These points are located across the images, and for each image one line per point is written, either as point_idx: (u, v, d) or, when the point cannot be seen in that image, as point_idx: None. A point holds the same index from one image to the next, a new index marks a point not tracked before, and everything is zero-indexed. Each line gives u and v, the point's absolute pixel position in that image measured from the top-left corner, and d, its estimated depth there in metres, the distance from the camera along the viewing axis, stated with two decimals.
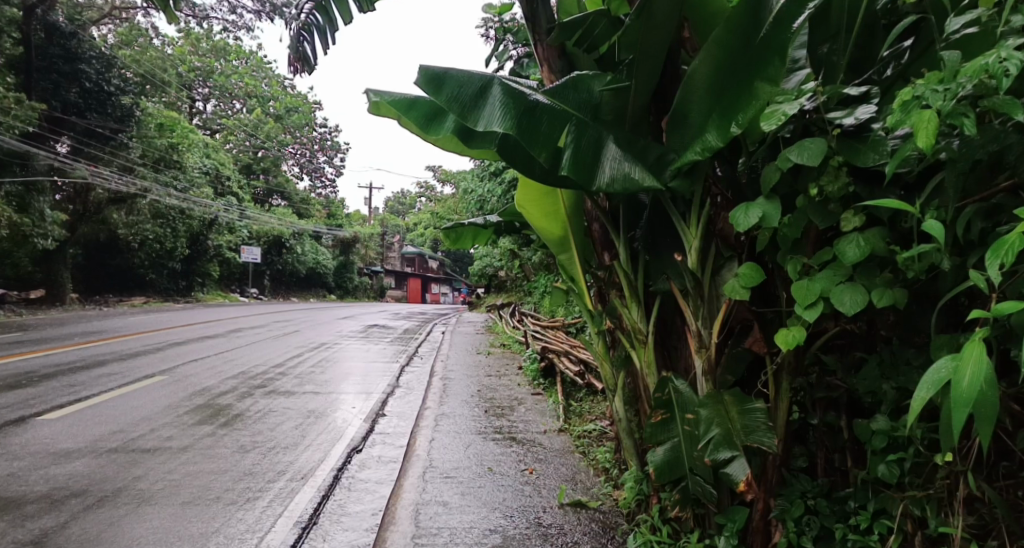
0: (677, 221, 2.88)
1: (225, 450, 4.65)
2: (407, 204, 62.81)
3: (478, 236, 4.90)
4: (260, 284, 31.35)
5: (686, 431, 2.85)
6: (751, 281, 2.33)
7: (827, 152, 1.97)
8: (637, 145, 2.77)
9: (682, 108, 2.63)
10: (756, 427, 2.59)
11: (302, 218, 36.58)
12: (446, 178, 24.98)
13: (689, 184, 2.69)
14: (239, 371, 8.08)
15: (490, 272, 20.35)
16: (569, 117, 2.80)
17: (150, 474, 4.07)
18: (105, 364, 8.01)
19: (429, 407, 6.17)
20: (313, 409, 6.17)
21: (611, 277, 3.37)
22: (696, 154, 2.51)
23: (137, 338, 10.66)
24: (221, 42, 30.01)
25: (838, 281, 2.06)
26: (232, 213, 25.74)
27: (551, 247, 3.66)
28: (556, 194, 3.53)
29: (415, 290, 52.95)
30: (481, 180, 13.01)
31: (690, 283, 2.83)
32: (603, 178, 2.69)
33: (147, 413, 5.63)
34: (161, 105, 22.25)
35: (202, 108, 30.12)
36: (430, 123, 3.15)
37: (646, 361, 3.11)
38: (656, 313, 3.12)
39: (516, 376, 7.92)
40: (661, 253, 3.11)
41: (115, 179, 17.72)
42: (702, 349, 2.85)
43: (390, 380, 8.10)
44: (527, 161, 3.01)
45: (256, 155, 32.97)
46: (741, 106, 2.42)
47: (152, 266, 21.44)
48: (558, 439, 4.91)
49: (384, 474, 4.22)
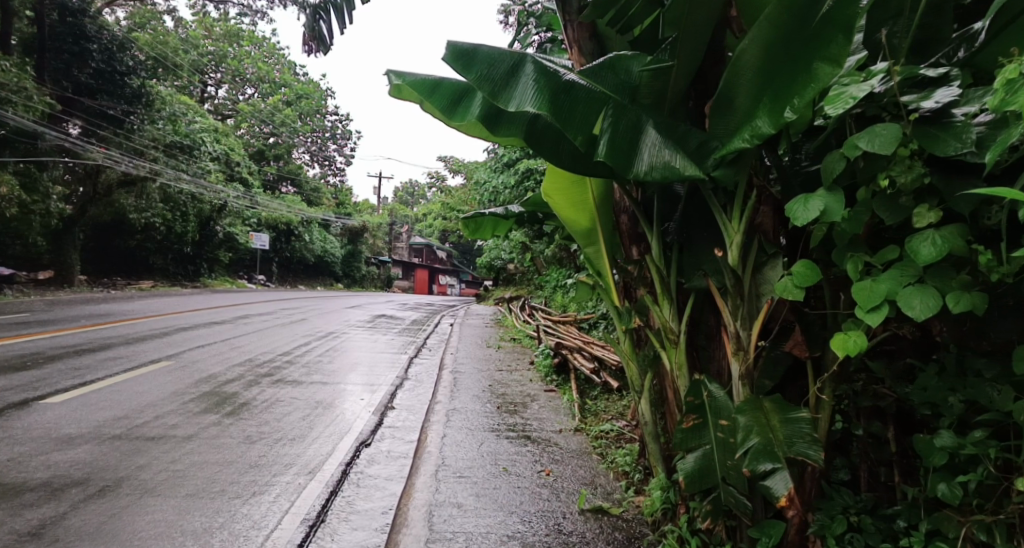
0: (717, 214, 2.70)
1: (231, 440, 4.51)
2: (417, 195, 62.57)
3: (498, 226, 4.72)
4: (268, 271, 31.41)
5: (720, 439, 2.68)
6: (805, 280, 2.15)
7: (902, 138, 1.78)
8: (678, 131, 2.58)
9: (728, 91, 2.45)
10: (798, 435, 2.42)
11: (312, 206, 36.52)
12: (457, 169, 24.78)
13: (735, 173, 2.50)
14: (246, 358, 7.96)
15: (499, 265, 20.19)
16: (606, 99, 2.61)
17: (153, 463, 3.94)
18: (111, 347, 7.92)
19: (440, 401, 6.02)
20: (320, 399, 6.03)
21: (640, 273, 3.19)
22: (744, 142, 2.33)
23: (143, 322, 10.57)
24: (233, 28, 29.86)
25: (906, 282, 1.88)
26: (241, 199, 25.69)
27: (577, 239, 3.48)
28: (584, 182, 3.35)
29: (422, 281, 52.81)
30: (493, 171, 12.84)
31: (730, 281, 2.65)
32: (641, 167, 2.50)
33: (152, 399, 5.51)
34: (172, 86, 22.17)
35: (214, 93, 30.05)
36: (454, 107, 2.97)
37: (677, 363, 2.93)
38: (690, 312, 2.95)
39: (528, 372, 7.77)
40: (696, 248, 2.94)
41: (124, 162, 17.60)
42: (739, 352, 2.66)
43: (399, 372, 7.96)
44: (557, 147, 2.82)
45: (267, 142, 32.92)
46: (795, 90, 2.22)
47: (161, 250, 21.45)
48: (574, 439, 4.75)
49: (394, 471, 4.09)
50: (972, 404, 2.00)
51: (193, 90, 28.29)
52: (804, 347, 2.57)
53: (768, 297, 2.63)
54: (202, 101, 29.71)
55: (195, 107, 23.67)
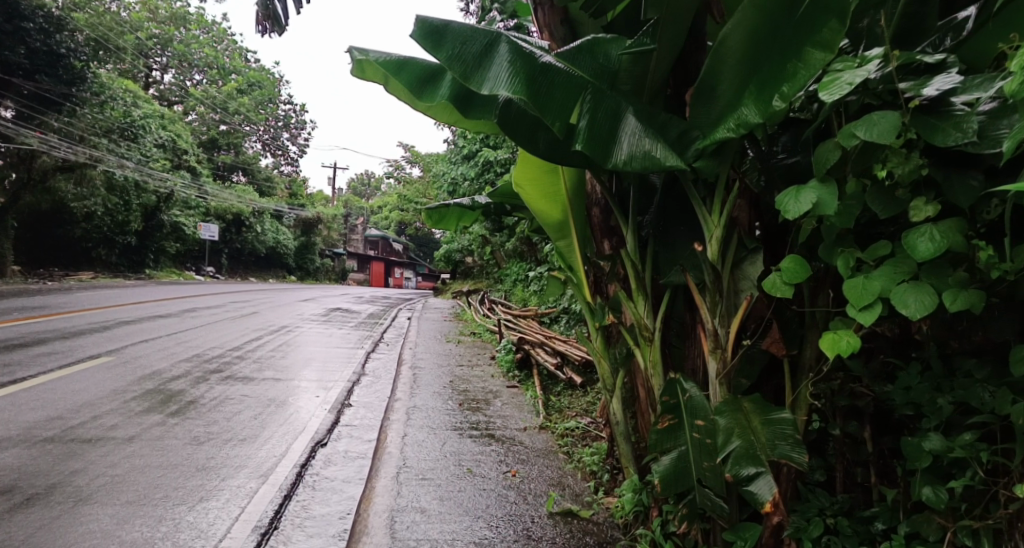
0: (697, 206, 2.58)
1: (177, 441, 4.15)
2: (371, 186, 61.20)
3: (463, 218, 4.51)
4: (217, 263, 30.02)
5: (695, 440, 2.58)
6: (796, 276, 2.06)
7: (900, 127, 1.70)
8: (658, 119, 2.44)
9: (712, 78, 2.32)
10: (777, 434, 2.35)
11: (265, 196, 35.13)
12: (416, 161, 24.30)
13: (717, 164, 2.38)
14: (193, 354, 7.47)
15: (457, 259, 19.91)
16: (586, 84, 2.44)
17: (91, 467, 3.54)
18: (43, 342, 7.28)
19: (399, 398, 5.77)
20: (273, 397, 5.70)
21: (614, 268, 3.05)
22: (727, 133, 2.21)
23: (80, 315, 9.82)
24: (181, 10, 28.31)
25: (899, 280, 1.81)
26: (188, 189, 24.46)
27: (549, 233, 3.31)
28: (556, 171, 3.18)
29: (378, 274, 51.65)
30: (453, 163, 12.57)
31: (710, 277, 2.55)
32: (620, 155, 2.35)
33: (89, 398, 5.05)
34: (113, 66, 20.79)
35: (159, 77, 28.41)
36: (421, 88, 2.75)
37: (651, 361, 2.82)
38: (665, 308, 2.84)
39: (489, 368, 7.58)
40: (673, 242, 2.83)
41: (62, 148, 16.34)
42: (717, 351, 2.56)
43: (355, 367, 7.65)
44: (533, 135, 2.65)
45: (219, 129, 31.48)
46: (784, 76, 2.11)
47: (101, 240, 20.17)
48: (539, 437, 4.60)
49: (352, 473, 3.85)
50: (960, 405, 1.98)
51: (137, 72, 26.67)
52: (781, 345, 2.51)
53: (746, 294, 2.54)
54: (147, 85, 28.06)
55: (137, 90, 22.32)
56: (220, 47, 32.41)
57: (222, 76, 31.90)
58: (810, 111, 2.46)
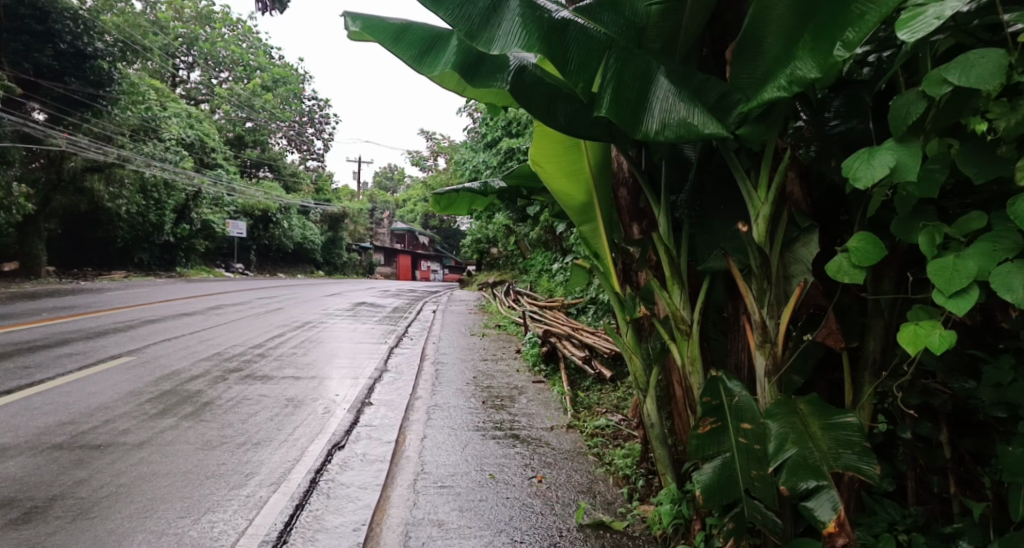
0: (739, 179, 2.23)
1: (188, 446, 4.03)
2: (396, 179, 61.22)
3: (475, 203, 4.22)
4: (246, 260, 30.38)
5: (741, 445, 2.28)
6: (868, 257, 1.73)
7: (1007, 68, 1.35)
8: (693, 80, 2.11)
9: (757, 29, 1.98)
10: (841, 442, 2.01)
11: (292, 191, 35.35)
12: (439, 152, 24.06)
13: (763, 131, 2.05)
14: (214, 352, 7.41)
15: (484, 248, 19.73)
16: (610, 42, 2.12)
17: (95, 477, 3.44)
18: (68, 342, 7.32)
19: (420, 396, 5.56)
20: (292, 396, 5.57)
21: (644, 255, 2.74)
22: (777, 92, 1.87)
23: (107, 314, 9.91)
24: (205, 8, 28.55)
25: (1000, 258, 1.48)
26: (218, 187, 24.79)
27: (571, 216, 2.98)
28: (577, 147, 2.84)
29: (405, 267, 51.97)
30: (476, 150, 12.32)
31: (756, 262, 2.21)
32: (650, 125, 2.05)
33: (103, 401, 4.98)
34: (140, 66, 21.06)
35: (186, 76, 28.70)
36: (422, 58, 2.50)
37: (689, 357, 2.51)
38: (704, 298, 2.53)
39: (514, 361, 7.33)
40: (711, 223, 2.49)
41: (93, 149, 16.54)
42: (766, 346, 2.24)
43: (378, 363, 7.50)
44: (549, 106, 2.37)
45: (245, 126, 31.74)
46: (850, 18, 1.74)
47: (134, 238, 20.59)
48: (567, 438, 4.34)
49: (369, 478, 3.66)
50: None
51: (164, 73, 26.96)
52: (839, 337, 2.20)
53: (799, 279, 2.21)
54: (174, 85, 28.35)
55: (163, 89, 22.59)
56: (245, 45, 32.72)
57: (247, 73, 32.24)
58: (863, 73, 2.18)
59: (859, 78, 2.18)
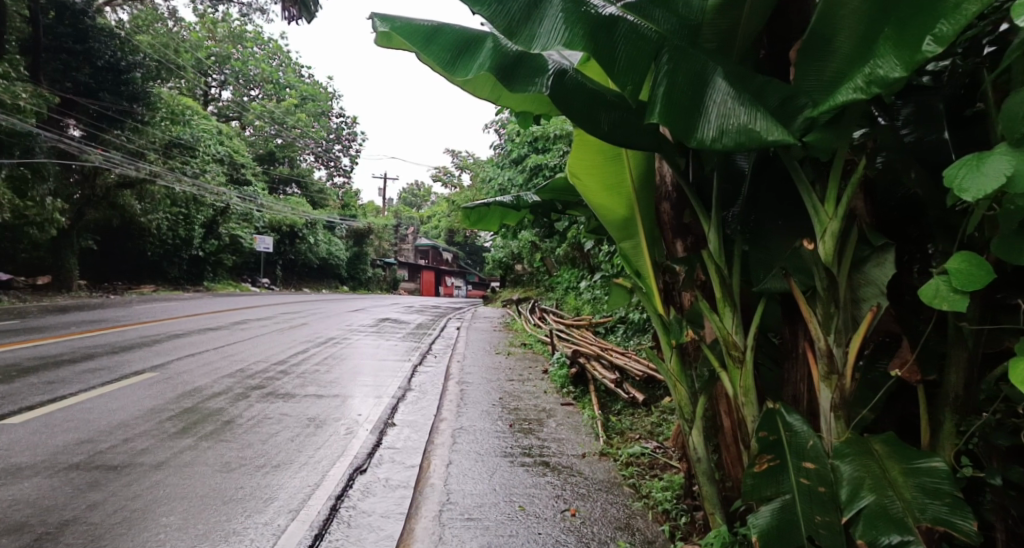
0: (803, 192, 2.01)
1: (206, 468, 3.92)
2: (420, 195, 61.74)
3: (506, 217, 4.06)
4: (272, 275, 30.76)
5: (804, 486, 2.04)
6: (970, 281, 1.50)
7: None
8: (753, 83, 1.93)
9: (826, 27, 1.81)
10: (926, 489, 1.74)
11: (318, 207, 35.79)
12: (463, 168, 24.17)
13: (834, 137, 1.85)
14: (237, 368, 7.36)
15: (508, 264, 19.62)
16: (661, 42, 1.97)
17: (109, 500, 3.34)
18: (94, 357, 7.35)
19: (445, 418, 5.38)
20: (314, 415, 5.44)
21: (691, 274, 2.54)
22: (851, 95, 1.66)
23: (134, 329, 9.97)
24: (238, 29, 29.35)
25: None
26: (245, 203, 25.25)
27: (610, 232, 2.79)
28: (621, 157, 2.66)
29: (428, 282, 52.19)
30: (501, 167, 12.28)
31: (823, 282, 1.98)
32: (706, 131, 1.87)
33: (124, 418, 4.92)
34: (175, 85, 21.64)
35: (218, 95, 29.49)
36: (456, 60, 2.37)
37: (743, 387, 2.28)
38: (758, 322, 2.30)
39: (541, 383, 7.08)
40: (768, 239, 2.28)
41: (126, 165, 16.90)
42: (832, 377, 2.01)
43: (401, 381, 7.35)
44: (589, 112, 2.21)
45: (275, 143, 32.42)
46: (942, 9, 1.54)
47: (164, 253, 21.04)
48: (600, 466, 4.10)
49: (393, 506, 3.50)
50: None
51: (197, 91, 27.72)
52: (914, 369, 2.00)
53: (871, 303, 1.98)
54: (206, 103, 29.14)
55: (196, 107, 23.19)
56: (275, 63, 33.59)
57: (278, 92, 33.00)
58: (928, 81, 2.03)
59: (924, 87, 2.04)
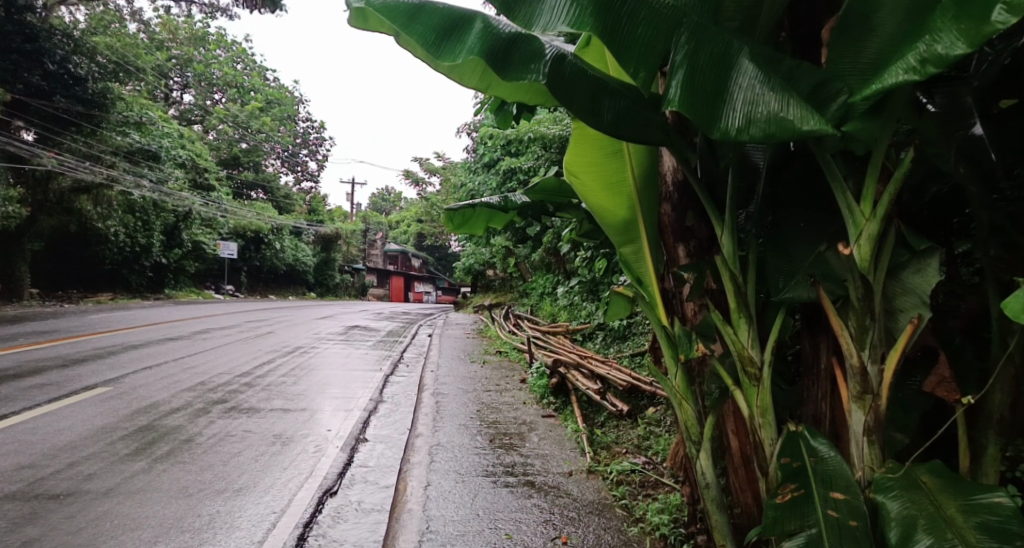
0: (836, 190, 1.80)
1: (161, 494, 3.53)
2: (390, 200, 60.97)
3: (492, 219, 3.78)
4: (236, 282, 29.73)
5: (831, 520, 1.78)
6: None
7: None
8: (782, 67, 1.71)
9: (865, 3, 1.59)
10: (992, 530, 1.53)
11: (284, 212, 34.80)
12: (434, 173, 23.83)
13: (877, 127, 1.64)
14: (198, 381, 6.87)
15: (479, 271, 19.36)
16: (680, 19, 1.75)
17: (47, 536, 2.94)
18: (41, 371, 6.75)
19: (420, 433, 5.04)
20: (280, 432, 5.04)
21: (700, 281, 2.30)
22: (904, 75, 1.42)
23: (86, 340, 9.29)
24: (201, 30, 28.45)
25: None
26: (209, 207, 24.37)
27: (609, 236, 2.54)
28: (621, 154, 2.44)
29: (398, 289, 51.53)
30: (473, 172, 12.05)
31: (857, 292, 1.77)
32: (732, 119, 1.64)
33: (70, 438, 4.45)
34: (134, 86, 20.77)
35: (179, 97, 28.48)
36: (441, 43, 2.09)
37: (759, 406, 2.03)
38: (777, 335, 2.06)
39: (520, 393, 6.79)
40: (787, 245, 2.07)
41: (81, 169, 16.02)
42: (866, 398, 1.77)
43: (373, 393, 6.97)
44: (592, 101, 1.96)
45: (240, 147, 31.49)
46: None
47: (122, 262, 20.07)
48: (589, 485, 3.83)
49: (366, 534, 3.20)
50: None
51: (157, 93, 26.63)
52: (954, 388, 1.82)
53: (911, 315, 1.78)
54: (168, 106, 28.02)
55: (156, 109, 22.31)
56: (240, 66, 32.74)
57: (242, 95, 32.12)
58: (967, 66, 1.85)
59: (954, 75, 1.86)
